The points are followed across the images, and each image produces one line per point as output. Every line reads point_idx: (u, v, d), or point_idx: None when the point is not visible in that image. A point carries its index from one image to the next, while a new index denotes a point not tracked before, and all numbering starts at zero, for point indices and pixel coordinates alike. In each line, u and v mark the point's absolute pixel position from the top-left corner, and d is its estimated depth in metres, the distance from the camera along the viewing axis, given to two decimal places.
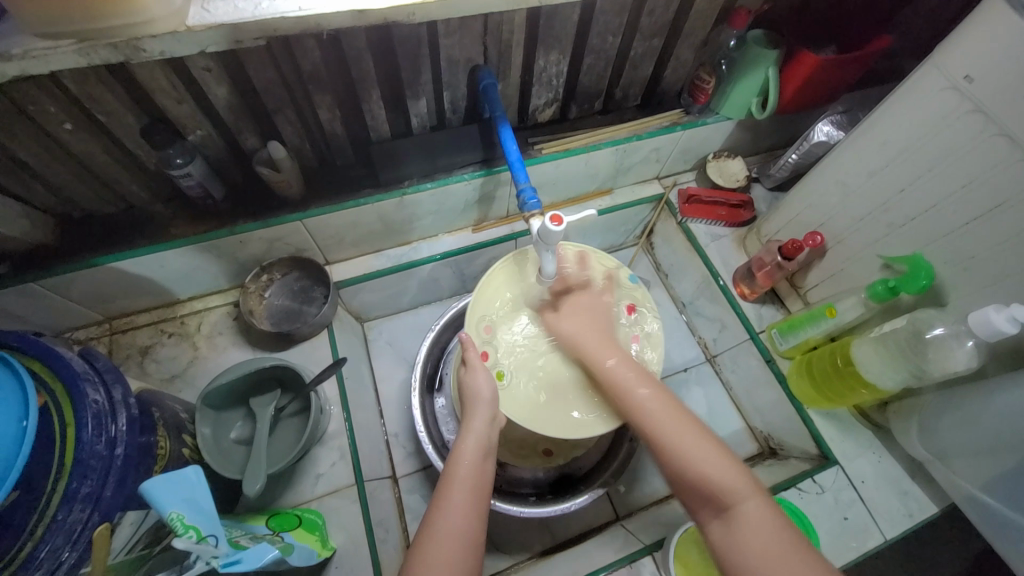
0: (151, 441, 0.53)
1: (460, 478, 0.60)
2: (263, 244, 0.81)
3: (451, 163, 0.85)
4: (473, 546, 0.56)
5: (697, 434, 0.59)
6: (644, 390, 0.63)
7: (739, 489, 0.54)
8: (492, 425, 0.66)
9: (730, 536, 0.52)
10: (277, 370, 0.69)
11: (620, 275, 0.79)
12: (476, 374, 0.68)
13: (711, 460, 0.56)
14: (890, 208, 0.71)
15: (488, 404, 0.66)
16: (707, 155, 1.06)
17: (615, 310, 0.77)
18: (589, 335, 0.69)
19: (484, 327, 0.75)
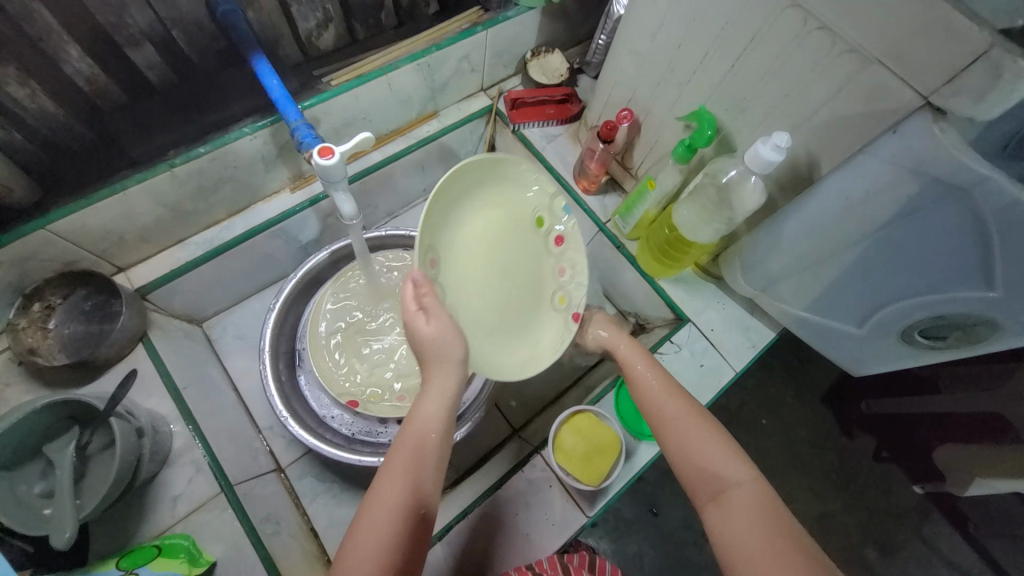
0: None
1: (406, 448, 0.53)
2: (12, 269, 0.66)
3: (224, 119, 0.73)
4: (410, 525, 0.49)
5: (712, 431, 0.57)
6: (658, 383, 0.63)
7: (738, 470, 0.54)
8: (450, 385, 0.57)
9: (722, 518, 0.52)
10: (67, 405, 0.59)
11: (553, 202, 0.66)
12: (426, 321, 0.56)
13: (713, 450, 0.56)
14: (675, 68, 0.72)
15: (456, 362, 0.57)
16: (525, 54, 1.01)
17: (546, 239, 0.68)
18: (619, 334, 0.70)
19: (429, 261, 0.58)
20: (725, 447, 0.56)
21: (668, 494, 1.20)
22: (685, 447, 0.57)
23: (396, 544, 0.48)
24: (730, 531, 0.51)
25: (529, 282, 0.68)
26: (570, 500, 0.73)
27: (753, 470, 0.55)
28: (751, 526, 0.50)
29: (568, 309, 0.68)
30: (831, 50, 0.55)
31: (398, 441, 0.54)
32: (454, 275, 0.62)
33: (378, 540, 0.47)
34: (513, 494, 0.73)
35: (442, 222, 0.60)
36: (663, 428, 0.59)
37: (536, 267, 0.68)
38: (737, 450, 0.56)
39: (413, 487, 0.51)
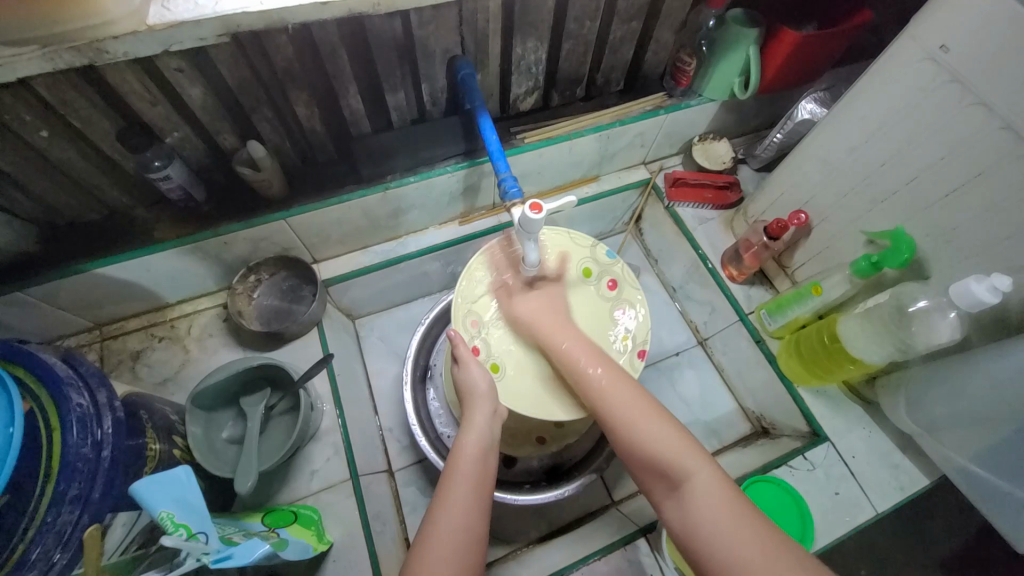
0: (141, 443, 0.53)
1: (462, 475, 0.60)
2: (249, 245, 0.81)
3: (433, 156, 0.84)
4: (472, 542, 0.56)
5: (649, 415, 0.60)
6: (599, 369, 0.65)
7: (687, 461, 0.55)
8: (492, 419, 0.66)
9: (682, 508, 0.54)
10: (266, 368, 0.69)
11: (596, 252, 0.81)
12: (471, 370, 0.69)
13: (662, 436, 0.58)
14: (871, 183, 0.71)
15: (485, 398, 0.67)
16: (693, 138, 1.06)
17: (597, 286, 0.79)
18: (550, 312, 0.73)
19: (472, 321, 0.76)
20: (674, 439, 0.58)
21: None
22: (633, 430, 0.59)
23: (463, 560, 0.54)
24: (698, 523, 0.52)
25: (590, 324, 0.77)
26: None
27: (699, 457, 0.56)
28: (716, 510, 0.51)
29: (631, 349, 0.75)
30: None
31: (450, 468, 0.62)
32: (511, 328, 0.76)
33: (447, 554, 0.54)
34: (612, 570, 0.71)
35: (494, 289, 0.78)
36: (612, 424, 0.61)
37: (594, 314, 0.77)
38: (684, 441, 0.58)
39: (467, 510, 0.57)
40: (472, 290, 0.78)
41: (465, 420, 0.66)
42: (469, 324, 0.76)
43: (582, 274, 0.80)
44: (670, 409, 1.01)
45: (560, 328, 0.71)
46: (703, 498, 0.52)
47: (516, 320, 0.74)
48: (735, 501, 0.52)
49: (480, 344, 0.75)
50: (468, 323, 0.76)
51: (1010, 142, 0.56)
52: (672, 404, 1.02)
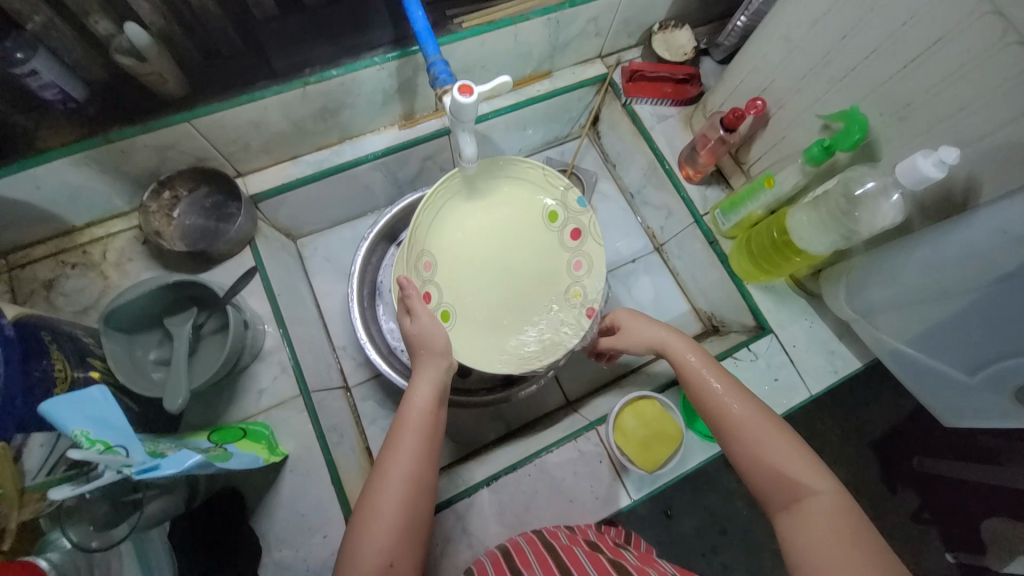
0: (45, 364, 0.50)
1: (411, 428, 0.59)
2: (154, 155, 0.72)
3: (357, 44, 0.74)
4: (421, 492, 0.56)
5: (786, 439, 0.56)
6: (722, 385, 0.61)
7: (810, 483, 0.52)
8: (443, 373, 0.65)
9: (793, 529, 0.51)
10: (188, 287, 0.65)
11: (567, 196, 0.77)
12: (419, 317, 0.65)
13: (784, 459, 0.54)
14: (831, 60, 0.67)
15: (443, 354, 0.65)
16: (653, 26, 0.97)
17: (559, 234, 0.78)
18: (668, 337, 0.70)
19: (424, 264, 0.74)
20: (805, 462, 0.54)
21: (685, 502, 1.18)
22: (757, 450, 0.56)
23: (410, 509, 0.55)
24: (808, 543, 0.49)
25: (545, 276, 0.78)
26: (616, 478, 0.74)
27: (825, 479, 0.53)
28: (830, 541, 0.48)
29: (583, 303, 0.76)
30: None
31: (397, 423, 0.60)
32: (466, 273, 0.77)
33: (394, 506, 0.54)
34: (564, 460, 0.74)
35: (455, 226, 0.77)
36: (731, 434, 0.58)
37: (550, 264, 0.78)
38: (811, 461, 0.54)
39: (416, 458, 0.57)
40: (427, 225, 0.75)
41: (415, 369, 0.65)
42: (421, 268, 0.74)
43: (547, 218, 0.78)
44: None
45: (684, 342, 0.69)
46: (818, 528, 0.50)
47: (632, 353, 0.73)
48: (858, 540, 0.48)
49: (431, 289, 0.74)
50: (421, 266, 0.74)
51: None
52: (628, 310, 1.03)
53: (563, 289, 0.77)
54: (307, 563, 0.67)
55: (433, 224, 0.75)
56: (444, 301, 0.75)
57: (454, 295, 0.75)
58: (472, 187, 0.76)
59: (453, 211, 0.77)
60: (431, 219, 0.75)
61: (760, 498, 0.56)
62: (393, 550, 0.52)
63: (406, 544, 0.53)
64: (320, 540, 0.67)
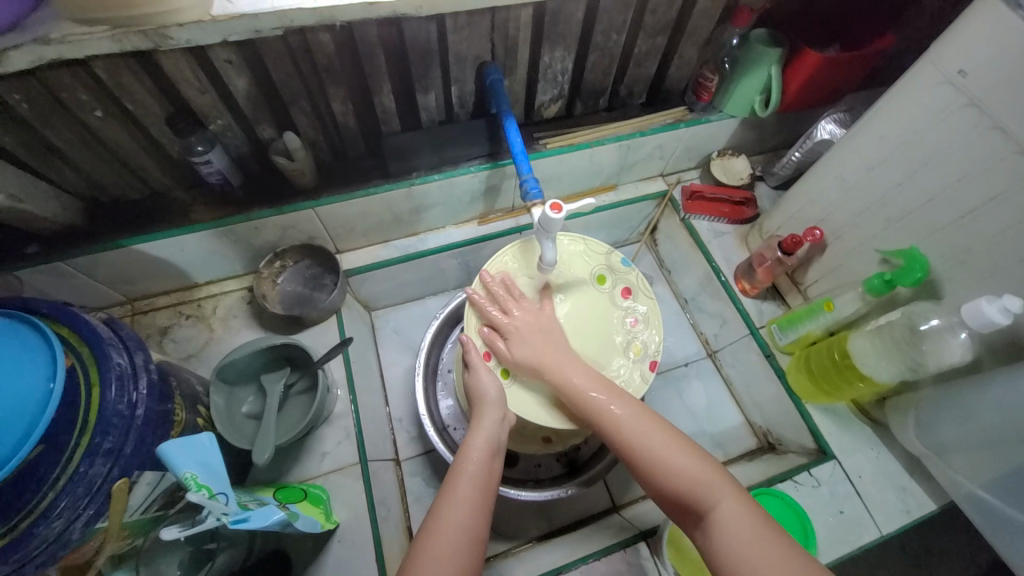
0: (169, 409, 0.56)
1: (467, 475, 0.62)
2: (277, 231, 0.85)
3: (457, 156, 0.87)
4: (476, 541, 0.57)
5: (674, 441, 0.60)
6: (611, 401, 0.64)
7: (711, 485, 0.56)
8: (501, 424, 0.67)
9: (708, 536, 0.54)
10: (288, 348, 0.73)
11: (611, 261, 0.81)
12: (480, 376, 0.69)
13: (680, 460, 0.58)
14: (887, 203, 0.73)
15: (496, 405, 0.67)
16: (711, 153, 1.08)
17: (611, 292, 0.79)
18: (545, 349, 0.69)
19: (483, 329, 0.75)
20: (695, 460, 0.58)
21: None
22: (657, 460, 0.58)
23: (463, 560, 0.55)
24: (726, 547, 0.52)
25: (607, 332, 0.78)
26: None
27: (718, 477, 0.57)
28: (742, 533, 0.52)
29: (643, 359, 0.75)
30: None
31: (454, 469, 0.63)
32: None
33: (451, 547, 0.55)
34: (610, 571, 0.71)
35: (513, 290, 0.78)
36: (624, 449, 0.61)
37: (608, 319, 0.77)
38: (692, 455, 0.59)
39: (471, 505, 0.59)
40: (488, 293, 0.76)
41: (475, 418, 0.67)
42: (479, 331, 0.74)
43: (595, 279, 0.79)
44: (676, 419, 1.01)
45: (568, 361, 0.68)
46: (730, 524, 0.52)
47: (516, 363, 0.69)
48: (761, 519, 0.53)
49: (490, 351, 0.74)
50: (480, 329, 0.76)
51: None
52: (678, 414, 1.02)
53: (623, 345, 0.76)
54: None
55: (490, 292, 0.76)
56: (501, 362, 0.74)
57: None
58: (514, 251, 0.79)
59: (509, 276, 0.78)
60: (492, 287, 0.77)
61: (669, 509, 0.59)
62: None
63: None
64: None
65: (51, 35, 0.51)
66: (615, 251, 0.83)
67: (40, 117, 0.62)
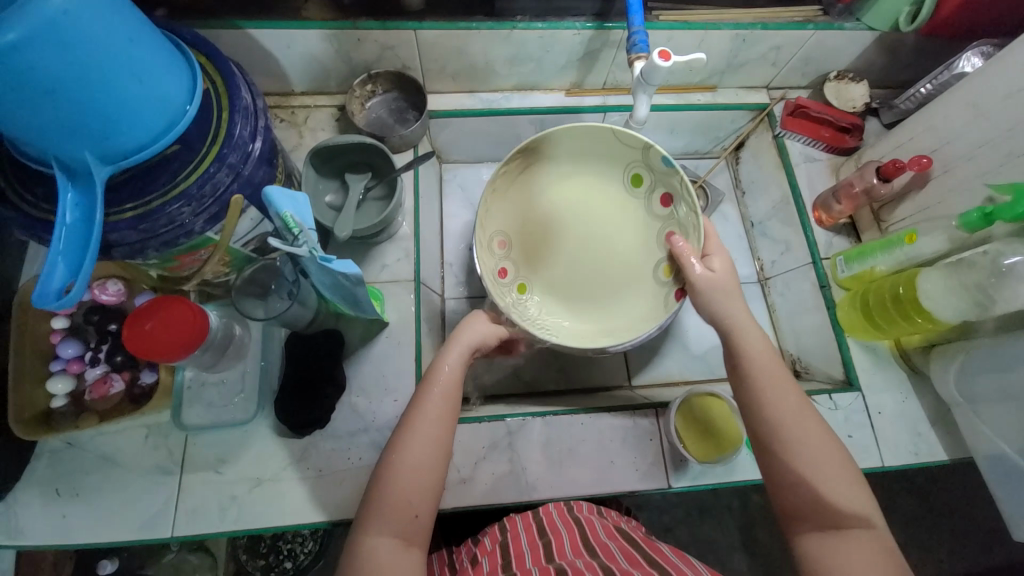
0: (275, 161, 0.62)
1: (433, 398, 0.63)
2: (376, 50, 0.86)
3: (565, 7, 0.84)
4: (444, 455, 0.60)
5: (833, 460, 0.57)
6: (782, 395, 0.60)
7: (852, 514, 0.54)
8: (467, 352, 0.68)
9: (826, 548, 0.54)
10: (374, 154, 0.77)
11: (651, 158, 0.76)
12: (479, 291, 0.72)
13: (829, 482, 0.55)
14: (1019, 134, 0.66)
15: (467, 335, 0.69)
16: (829, 73, 1.00)
17: (646, 199, 0.80)
18: (743, 323, 0.66)
19: (501, 241, 0.79)
20: (851, 486, 0.56)
21: None
22: (798, 468, 0.57)
23: (429, 474, 0.58)
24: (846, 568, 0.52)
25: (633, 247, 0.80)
26: (662, 463, 0.77)
27: (866, 513, 0.55)
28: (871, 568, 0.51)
29: (671, 285, 0.75)
30: None
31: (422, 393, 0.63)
32: (549, 253, 0.81)
33: (423, 462, 0.59)
34: (617, 423, 0.78)
35: (540, 211, 0.82)
36: (780, 446, 0.58)
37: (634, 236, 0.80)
38: (859, 489, 0.56)
39: (440, 426, 0.61)
40: (511, 212, 0.80)
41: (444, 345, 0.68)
42: (496, 245, 0.78)
43: (631, 182, 0.81)
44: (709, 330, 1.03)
45: (750, 328, 0.65)
46: (857, 551, 0.52)
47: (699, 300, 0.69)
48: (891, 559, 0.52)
49: (508, 264, 0.79)
50: (496, 245, 0.78)
51: None
52: None
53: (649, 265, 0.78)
54: (375, 415, 0.75)
55: (514, 208, 0.80)
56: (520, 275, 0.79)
57: (528, 270, 0.80)
58: (551, 162, 0.80)
59: (539, 190, 0.82)
60: (518, 204, 0.80)
61: (790, 514, 0.57)
62: (419, 503, 0.57)
63: (431, 498, 0.58)
64: (391, 402, 0.76)
65: None
66: (657, 145, 0.75)
67: None
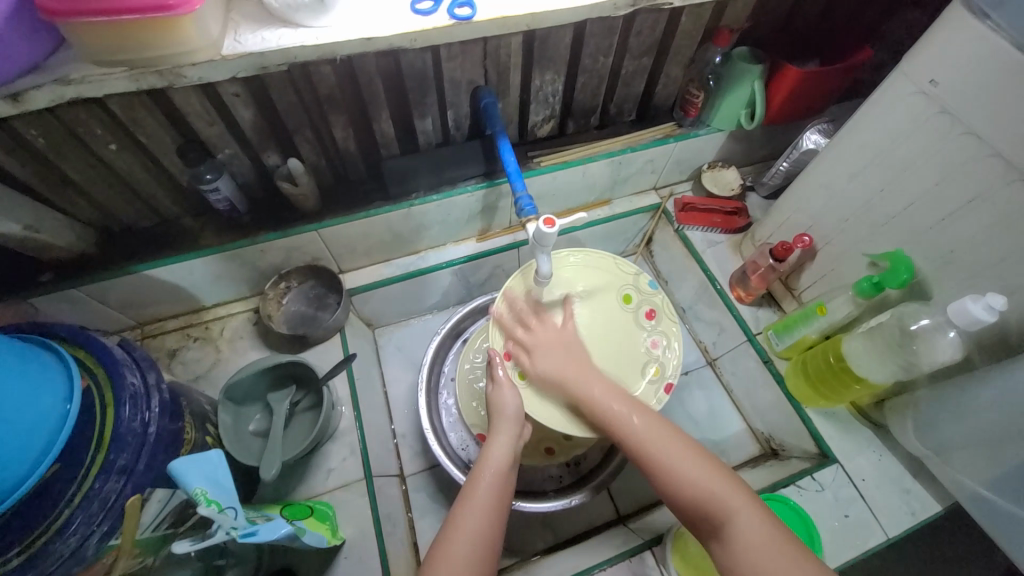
0: (179, 427, 0.58)
1: (485, 486, 0.63)
2: (282, 254, 0.88)
3: (454, 176, 0.90)
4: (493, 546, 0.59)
5: (690, 456, 0.61)
6: (633, 419, 0.65)
7: (731, 501, 0.56)
8: (515, 440, 0.69)
9: (725, 549, 0.54)
10: (294, 366, 0.75)
11: (639, 282, 0.83)
12: (504, 390, 0.71)
13: (698, 479, 0.59)
14: (871, 208, 0.75)
15: (513, 420, 0.69)
16: (702, 165, 1.11)
17: (636, 314, 0.81)
18: (570, 368, 0.71)
19: (510, 327, 0.78)
20: (717, 475, 0.58)
21: None
22: (672, 477, 0.60)
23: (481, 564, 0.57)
24: (742, 555, 0.52)
25: (620, 356, 0.77)
26: None
27: (740, 497, 0.56)
28: (761, 547, 0.52)
29: (660, 380, 0.76)
30: None
31: (470, 482, 0.64)
32: None
33: (470, 550, 0.57)
34: None
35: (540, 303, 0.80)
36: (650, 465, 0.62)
37: (628, 339, 0.78)
38: (729, 481, 0.58)
39: (487, 513, 0.61)
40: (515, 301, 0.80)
41: (491, 429, 0.70)
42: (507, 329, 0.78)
43: (622, 299, 0.82)
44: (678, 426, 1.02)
45: (586, 371, 0.70)
46: (747, 535, 0.53)
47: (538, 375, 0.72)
48: (779, 529, 0.53)
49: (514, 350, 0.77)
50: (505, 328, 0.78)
51: (997, 168, 0.59)
52: (680, 422, 1.03)
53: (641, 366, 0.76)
54: None
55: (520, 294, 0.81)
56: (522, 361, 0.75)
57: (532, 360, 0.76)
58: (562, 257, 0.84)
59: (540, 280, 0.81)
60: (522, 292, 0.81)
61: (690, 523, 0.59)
62: None
63: None
64: None
65: (72, 76, 0.52)
66: (643, 273, 0.85)
67: (55, 150, 0.65)
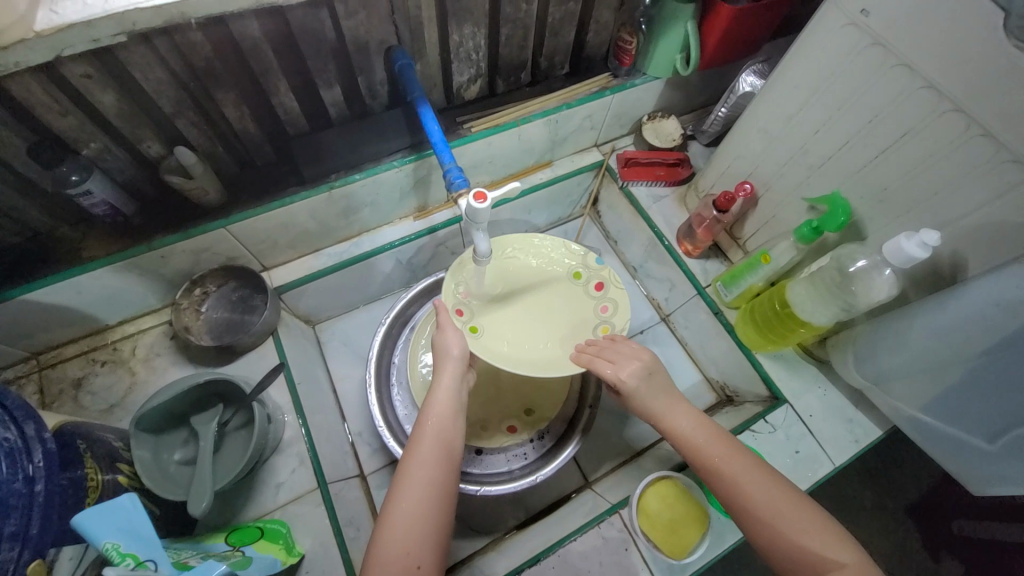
0: (80, 474, 0.52)
1: (429, 437, 0.60)
2: (189, 258, 0.77)
3: (376, 152, 0.82)
4: (442, 504, 0.56)
5: (795, 503, 0.54)
6: (722, 455, 0.59)
7: (836, 555, 0.51)
8: (459, 379, 0.66)
9: None
10: (215, 384, 0.68)
11: (587, 259, 0.86)
12: (445, 331, 0.69)
13: (795, 523, 0.53)
14: (808, 151, 0.73)
15: (456, 360, 0.67)
16: (642, 118, 1.06)
17: (585, 287, 0.84)
18: (658, 401, 0.65)
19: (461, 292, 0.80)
20: (824, 528, 0.53)
21: None
22: (769, 527, 0.54)
23: (426, 523, 0.54)
24: None
25: (571, 321, 0.81)
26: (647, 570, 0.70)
27: (848, 550, 0.51)
28: None
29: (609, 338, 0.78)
30: (992, 156, 0.55)
31: (416, 435, 0.60)
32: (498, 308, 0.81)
33: (413, 513, 0.54)
34: (587, 549, 0.71)
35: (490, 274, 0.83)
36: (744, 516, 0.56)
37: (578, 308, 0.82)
38: (833, 531, 0.52)
39: (432, 468, 0.57)
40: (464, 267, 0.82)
41: (436, 370, 0.66)
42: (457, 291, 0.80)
43: (572, 274, 0.85)
44: None
45: (676, 405, 0.65)
46: None
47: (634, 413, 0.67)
48: None
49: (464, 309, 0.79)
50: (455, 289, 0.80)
51: (930, 101, 0.57)
52: None
53: (591, 326, 0.79)
54: None
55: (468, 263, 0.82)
56: (475, 317, 0.79)
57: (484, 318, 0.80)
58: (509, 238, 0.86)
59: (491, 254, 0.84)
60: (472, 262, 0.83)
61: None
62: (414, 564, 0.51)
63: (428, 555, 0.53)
64: None
65: None
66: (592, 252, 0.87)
67: None
